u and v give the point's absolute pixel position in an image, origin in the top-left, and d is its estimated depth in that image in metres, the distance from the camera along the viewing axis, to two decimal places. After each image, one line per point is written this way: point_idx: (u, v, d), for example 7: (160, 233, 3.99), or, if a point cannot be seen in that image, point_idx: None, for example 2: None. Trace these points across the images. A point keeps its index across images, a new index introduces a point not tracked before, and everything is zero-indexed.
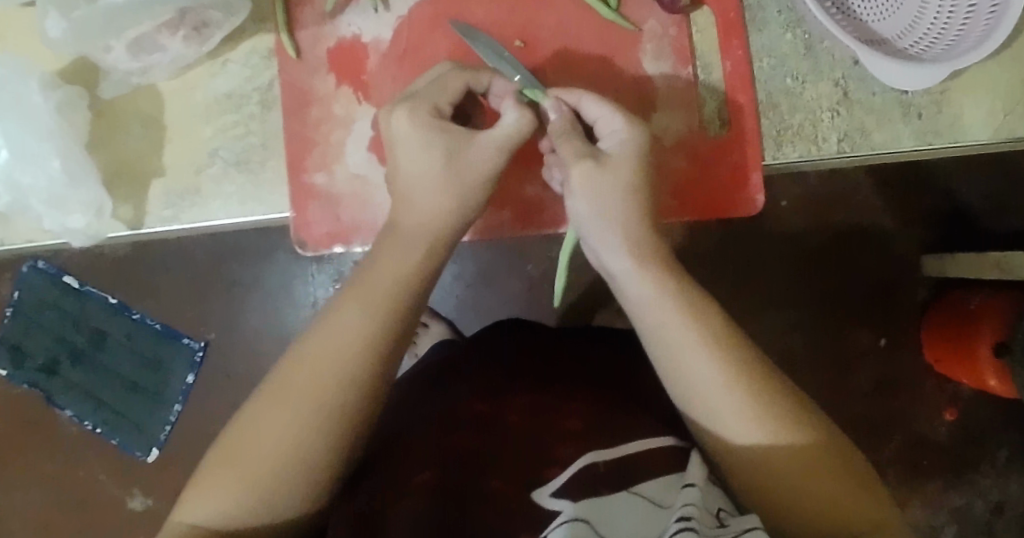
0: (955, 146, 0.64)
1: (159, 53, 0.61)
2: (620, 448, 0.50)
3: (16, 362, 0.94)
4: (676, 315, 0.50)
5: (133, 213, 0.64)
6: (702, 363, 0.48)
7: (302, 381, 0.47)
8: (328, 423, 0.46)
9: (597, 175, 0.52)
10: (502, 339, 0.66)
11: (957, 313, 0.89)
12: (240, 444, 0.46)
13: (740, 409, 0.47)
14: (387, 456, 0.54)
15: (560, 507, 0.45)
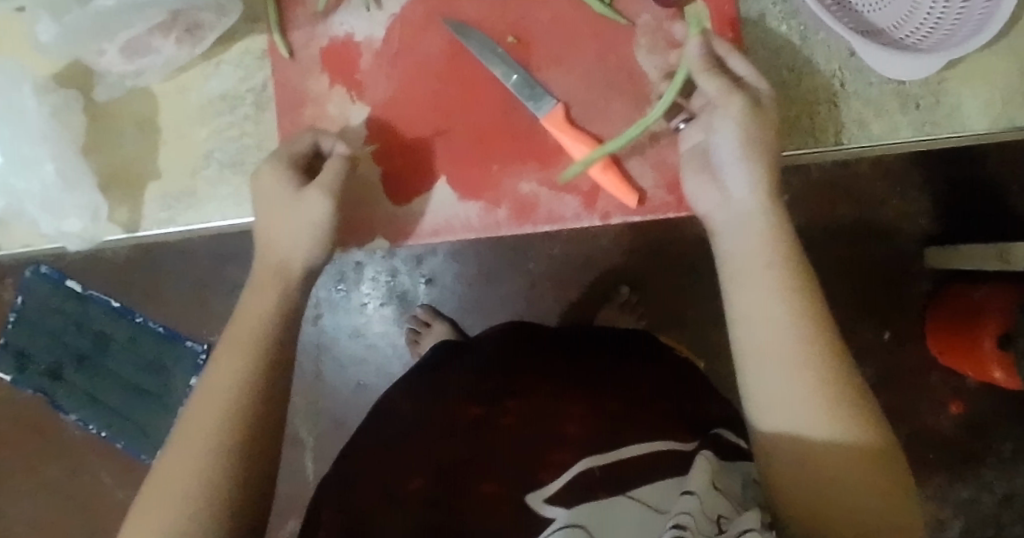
0: (954, 136, 0.64)
1: (152, 56, 0.61)
2: (616, 452, 0.50)
3: (20, 368, 0.95)
4: (771, 283, 0.51)
5: (130, 216, 0.64)
6: (786, 336, 0.49)
7: (196, 410, 0.51)
8: (223, 439, 0.49)
9: (740, 127, 0.54)
10: (503, 341, 0.66)
11: (961, 305, 0.89)
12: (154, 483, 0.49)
13: (802, 388, 0.48)
14: (388, 459, 0.55)
15: (554, 514, 0.45)
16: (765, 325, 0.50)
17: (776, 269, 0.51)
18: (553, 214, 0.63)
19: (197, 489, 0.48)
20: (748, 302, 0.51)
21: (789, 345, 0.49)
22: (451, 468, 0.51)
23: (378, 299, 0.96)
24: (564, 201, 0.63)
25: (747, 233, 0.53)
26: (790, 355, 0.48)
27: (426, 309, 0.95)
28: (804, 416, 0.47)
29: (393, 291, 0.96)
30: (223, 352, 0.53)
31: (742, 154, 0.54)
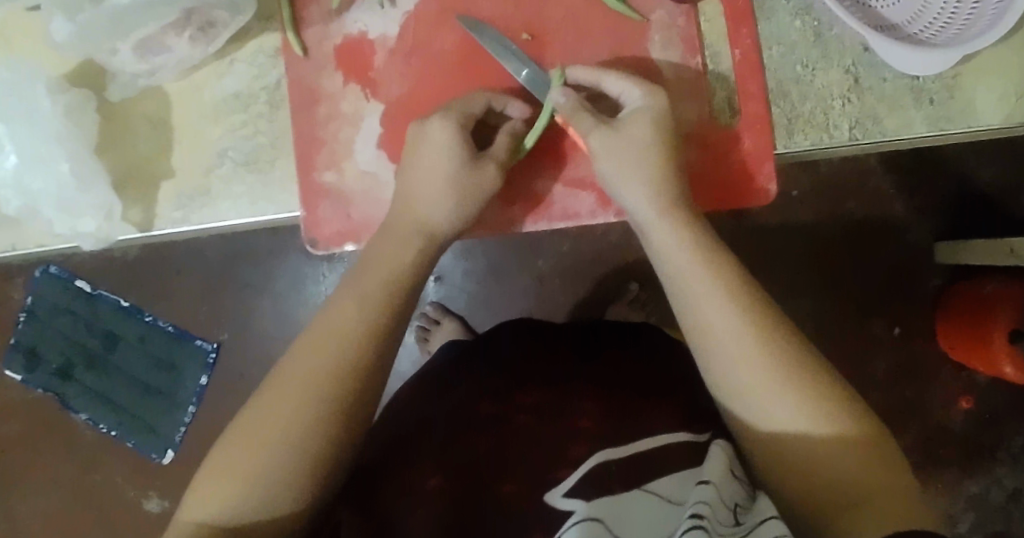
0: (968, 130, 0.64)
1: (166, 54, 0.61)
2: (631, 446, 0.49)
3: (31, 367, 0.95)
4: (711, 289, 0.51)
5: (143, 216, 0.64)
6: (735, 335, 0.49)
7: (284, 380, 0.47)
8: (319, 412, 0.46)
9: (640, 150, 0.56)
10: (508, 339, 0.66)
11: (971, 300, 0.89)
12: (239, 440, 0.46)
13: (769, 380, 0.47)
14: (396, 460, 0.54)
15: (572, 507, 0.45)
16: (719, 336, 0.49)
17: (708, 277, 0.51)
18: (568, 210, 0.63)
19: (284, 460, 0.45)
20: (697, 312, 0.51)
21: (739, 346, 0.48)
22: (463, 466, 0.50)
23: None
24: (578, 198, 0.63)
25: (677, 245, 0.54)
26: (744, 353, 0.48)
27: (435, 306, 0.94)
28: (776, 406, 0.47)
29: None
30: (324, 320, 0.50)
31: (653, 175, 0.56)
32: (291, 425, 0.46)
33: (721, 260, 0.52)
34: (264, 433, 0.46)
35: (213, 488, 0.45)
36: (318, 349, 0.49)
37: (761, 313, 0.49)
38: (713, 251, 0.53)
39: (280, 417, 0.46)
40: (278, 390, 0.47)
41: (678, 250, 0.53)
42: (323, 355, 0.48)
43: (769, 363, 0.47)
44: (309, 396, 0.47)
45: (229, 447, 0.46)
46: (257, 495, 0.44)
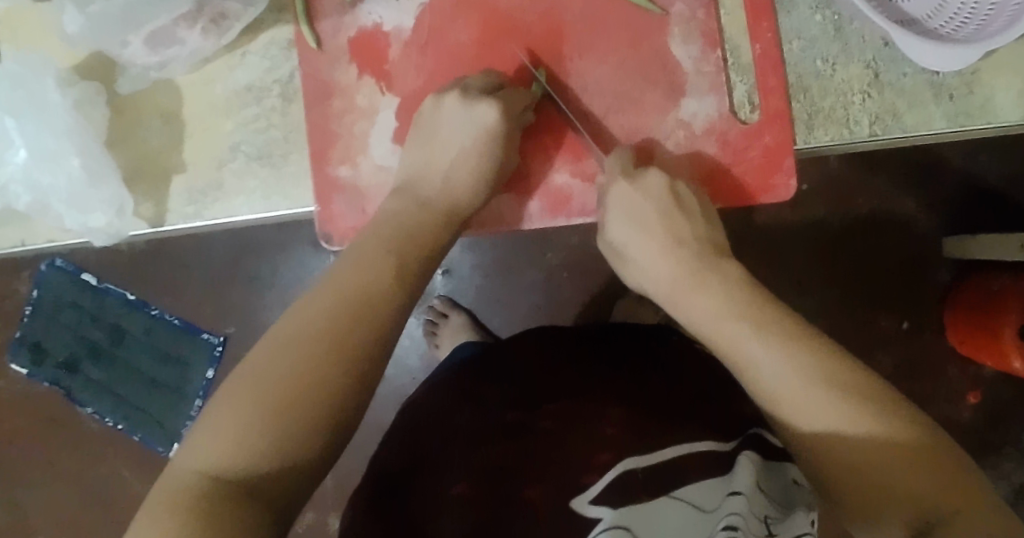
0: (987, 127, 0.64)
1: (177, 46, 0.60)
2: (658, 454, 0.49)
3: (37, 360, 0.95)
4: (743, 329, 0.48)
5: (155, 211, 0.64)
6: (776, 367, 0.46)
7: (301, 332, 0.45)
8: (334, 366, 0.44)
9: (648, 196, 0.57)
10: (530, 346, 0.65)
11: (981, 295, 0.88)
12: (248, 387, 0.42)
13: (815, 398, 0.44)
14: (424, 469, 0.53)
15: (599, 515, 0.45)
16: (760, 363, 0.47)
17: (742, 312, 0.49)
18: (587, 206, 0.62)
19: (301, 413, 0.42)
20: (728, 338, 0.49)
21: (781, 378, 0.46)
22: (492, 475, 0.49)
23: None
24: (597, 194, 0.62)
25: (692, 292, 0.52)
26: (790, 389, 0.45)
27: (443, 300, 0.95)
28: (828, 423, 0.44)
29: None
30: (337, 276, 0.49)
31: (670, 216, 0.56)
32: (315, 384, 0.43)
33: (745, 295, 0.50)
34: (284, 390, 0.42)
35: (225, 438, 0.40)
36: (340, 315, 0.46)
37: (797, 344, 0.46)
38: (738, 283, 0.52)
39: (305, 374, 0.43)
40: (298, 346, 0.44)
41: (706, 296, 0.51)
42: (345, 318, 0.46)
43: (818, 381, 0.44)
44: (335, 356, 0.44)
45: (245, 399, 0.41)
46: (270, 445, 0.40)
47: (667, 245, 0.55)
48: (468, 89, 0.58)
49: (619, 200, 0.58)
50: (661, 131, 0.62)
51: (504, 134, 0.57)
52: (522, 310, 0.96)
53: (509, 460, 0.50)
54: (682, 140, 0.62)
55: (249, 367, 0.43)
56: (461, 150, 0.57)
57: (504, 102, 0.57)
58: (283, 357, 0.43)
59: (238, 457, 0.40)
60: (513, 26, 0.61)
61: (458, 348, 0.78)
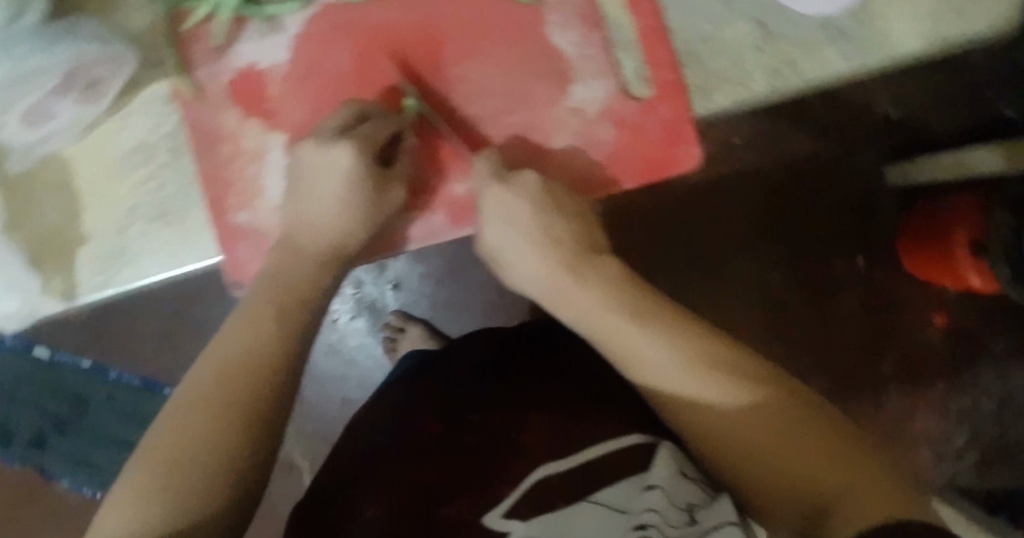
0: (887, 60, 0.63)
1: (54, 120, 0.59)
2: (584, 453, 0.48)
3: (3, 443, 0.96)
4: (627, 323, 0.49)
5: (66, 286, 0.63)
6: (664, 359, 0.47)
7: (201, 384, 0.46)
8: (231, 417, 0.45)
9: (530, 204, 0.56)
10: (452, 356, 0.63)
11: (931, 221, 0.87)
12: (151, 452, 0.44)
13: (708, 387, 0.46)
14: (352, 506, 0.51)
15: (511, 528, 0.45)
16: (647, 358, 0.48)
17: (622, 307, 0.50)
18: None
19: (203, 469, 0.43)
20: (616, 341, 0.49)
21: (671, 371, 0.47)
22: (416, 500, 0.48)
23: (349, 313, 0.95)
24: None
25: (575, 291, 0.52)
26: (671, 376, 0.47)
27: (398, 314, 0.94)
28: (727, 416, 0.45)
29: (362, 303, 0.95)
30: (235, 328, 0.49)
31: (546, 217, 0.56)
32: (213, 436, 0.44)
33: (625, 288, 0.52)
34: (181, 449, 0.43)
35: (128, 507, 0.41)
36: (236, 360, 0.47)
37: (687, 335, 0.48)
38: (621, 280, 0.53)
39: (199, 427, 0.44)
40: (192, 402, 0.45)
41: (592, 296, 0.52)
42: (237, 368, 0.47)
43: (711, 370, 0.46)
44: (229, 402, 0.45)
45: (145, 466, 0.43)
46: (171, 506, 0.41)
47: (546, 241, 0.55)
48: (322, 133, 0.56)
49: (492, 204, 0.56)
50: (554, 122, 0.61)
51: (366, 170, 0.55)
52: (477, 311, 0.96)
53: (428, 479, 0.49)
54: (579, 128, 0.61)
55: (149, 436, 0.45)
56: (326, 200, 0.55)
57: (363, 141, 0.55)
58: (180, 415, 0.45)
59: (139, 524, 0.41)
60: (389, 42, 0.60)
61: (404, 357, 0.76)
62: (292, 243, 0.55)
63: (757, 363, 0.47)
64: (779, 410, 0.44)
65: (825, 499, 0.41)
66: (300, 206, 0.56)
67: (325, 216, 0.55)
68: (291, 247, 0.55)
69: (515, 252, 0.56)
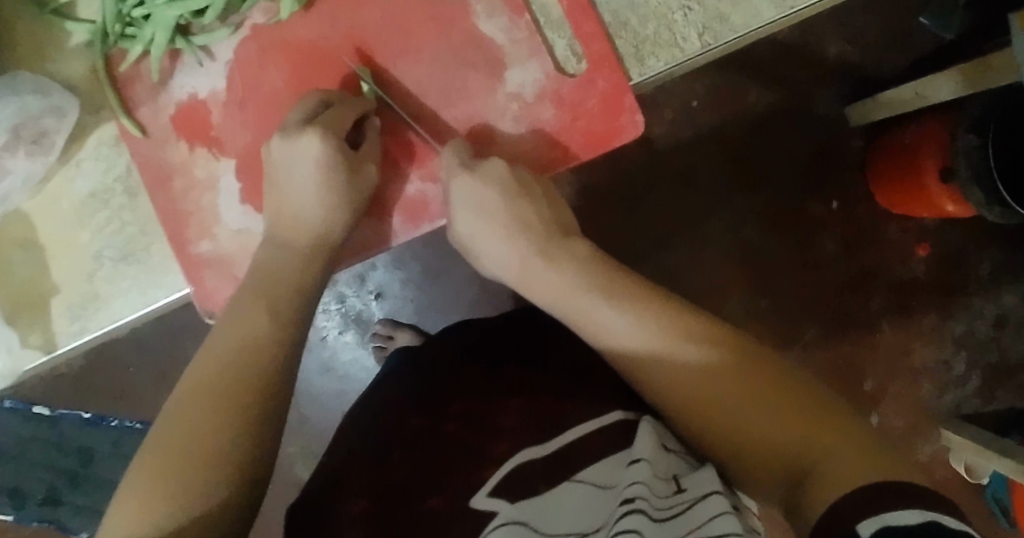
0: (816, 2, 0.64)
1: (9, 177, 0.60)
2: (555, 442, 0.47)
3: (20, 503, 0.99)
4: (594, 300, 0.52)
5: (44, 338, 0.64)
6: (628, 329, 0.50)
7: (198, 386, 0.47)
8: (230, 415, 0.46)
9: (495, 187, 0.57)
10: (431, 353, 0.64)
11: (897, 152, 0.88)
12: (153, 454, 0.44)
13: (673, 354, 0.47)
14: (329, 507, 0.50)
15: (496, 508, 0.42)
16: (613, 330, 0.50)
17: (587, 286, 0.53)
18: None
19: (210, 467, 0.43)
20: (585, 318, 0.52)
21: (640, 345, 0.49)
22: (388, 488, 0.47)
23: (337, 327, 0.96)
24: None
25: (546, 271, 0.55)
26: (636, 344, 0.49)
27: (384, 322, 0.94)
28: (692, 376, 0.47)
29: (349, 316, 0.96)
30: (224, 337, 0.50)
31: (514, 198, 0.57)
32: (215, 435, 0.45)
33: (590, 266, 0.54)
34: (184, 448, 0.44)
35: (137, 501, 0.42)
36: (232, 362, 0.48)
37: (655, 308, 0.50)
38: (587, 259, 0.55)
39: (203, 425, 0.45)
40: (193, 402, 0.46)
41: (563, 279, 0.54)
42: (237, 371, 0.48)
43: (677, 341, 0.48)
44: (230, 402, 0.46)
45: (151, 466, 0.43)
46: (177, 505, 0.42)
47: (512, 226, 0.57)
48: (287, 127, 0.57)
49: (462, 190, 0.58)
50: (495, 109, 0.61)
51: (347, 153, 0.56)
52: (462, 308, 0.97)
53: (414, 463, 0.48)
54: (520, 112, 0.62)
55: (151, 437, 0.45)
56: (306, 192, 0.56)
57: (327, 128, 0.55)
58: (180, 420, 0.45)
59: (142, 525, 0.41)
60: (322, 53, 0.61)
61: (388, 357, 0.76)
62: (272, 248, 0.57)
63: (720, 326, 0.48)
64: (743, 375, 0.45)
65: (790, 455, 0.43)
66: (280, 202, 0.57)
67: (306, 207, 0.56)
68: (259, 266, 0.56)
69: (484, 235, 0.58)
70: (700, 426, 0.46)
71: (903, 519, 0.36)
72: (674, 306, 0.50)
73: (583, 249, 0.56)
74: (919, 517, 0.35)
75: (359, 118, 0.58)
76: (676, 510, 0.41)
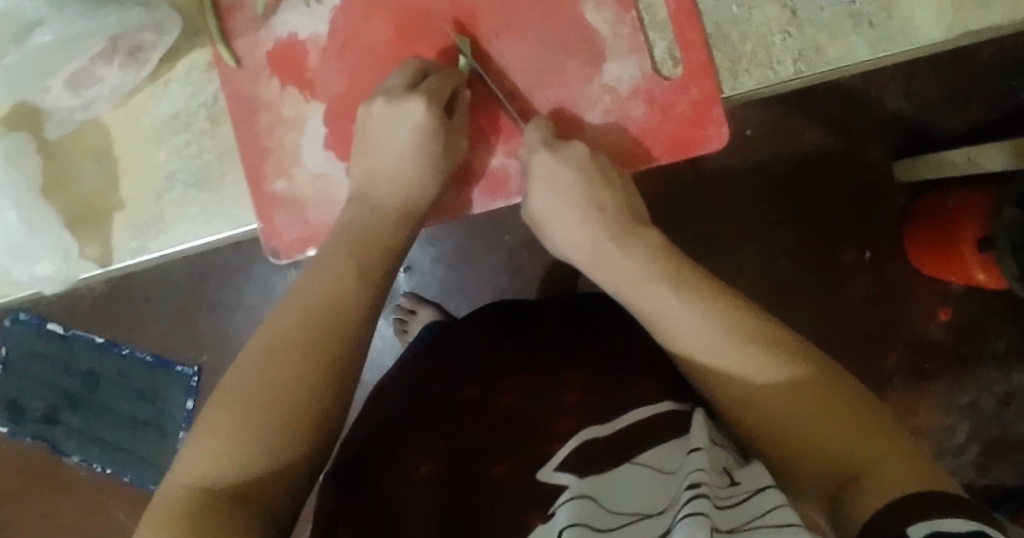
0: (912, 49, 0.65)
1: (99, 84, 0.61)
2: (616, 422, 0.48)
3: (17, 418, 0.97)
4: (664, 291, 0.51)
5: (101, 251, 0.64)
6: (696, 324, 0.48)
7: (279, 331, 0.47)
8: (309, 363, 0.45)
9: (576, 173, 0.58)
10: (480, 326, 0.66)
11: (936, 214, 0.88)
12: (235, 390, 0.44)
13: (741, 357, 0.46)
14: (385, 459, 0.52)
15: (564, 482, 0.44)
16: (680, 323, 0.49)
17: (658, 277, 0.52)
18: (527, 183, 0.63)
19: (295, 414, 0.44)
20: (651, 307, 0.51)
21: (701, 340, 0.48)
22: (453, 455, 0.49)
23: None
24: None
25: (615, 257, 0.55)
26: (703, 340, 0.48)
27: (409, 297, 0.94)
28: (759, 378, 0.45)
29: None
30: (304, 284, 0.50)
31: (593, 191, 0.58)
32: (295, 381, 0.45)
33: (661, 258, 0.53)
34: (263, 391, 0.44)
35: (217, 441, 0.42)
36: (312, 310, 0.48)
37: (721, 306, 0.49)
38: (659, 251, 0.54)
39: (283, 372, 0.45)
40: (273, 347, 0.46)
41: (629, 267, 0.53)
42: (315, 322, 0.47)
43: (740, 340, 0.47)
44: (310, 351, 0.46)
45: (230, 407, 0.43)
46: (259, 449, 0.42)
47: (588, 210, 0.57)
48: (390, 92, 0.58)
49: (544, 170, 0.58)
50: (587, 98, 0.62)
51: (442, 122, 0.57)
52: (489, 294, 0.96)
53: (477, 437, 0.50)
54: (610, 105, 0.62)
55: (229, 376, 0.45)
56: (399, 154, 0.57)
57: (431, 98, 0.57)
58: (261, 361, 0.45)
59: (226, 466, 0.42)
60: (427, 15, 0.61)
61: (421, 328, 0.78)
62: (355, 203, 0.57)
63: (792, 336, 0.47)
64: (808, 383, 0.44)
65: (853, 473, 0.42)
66: (370, 159, 0.58)
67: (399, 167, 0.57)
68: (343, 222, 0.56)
69: (559, 220, 0.58)
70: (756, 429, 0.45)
71: (954, 525, 0.36)
72: (740, 306, 0.49)
73: (660, 245, 0.55)
74: (969, 526, 0.36)
75: (452, 93, 0.59)
76: (735, 498, 0.41)
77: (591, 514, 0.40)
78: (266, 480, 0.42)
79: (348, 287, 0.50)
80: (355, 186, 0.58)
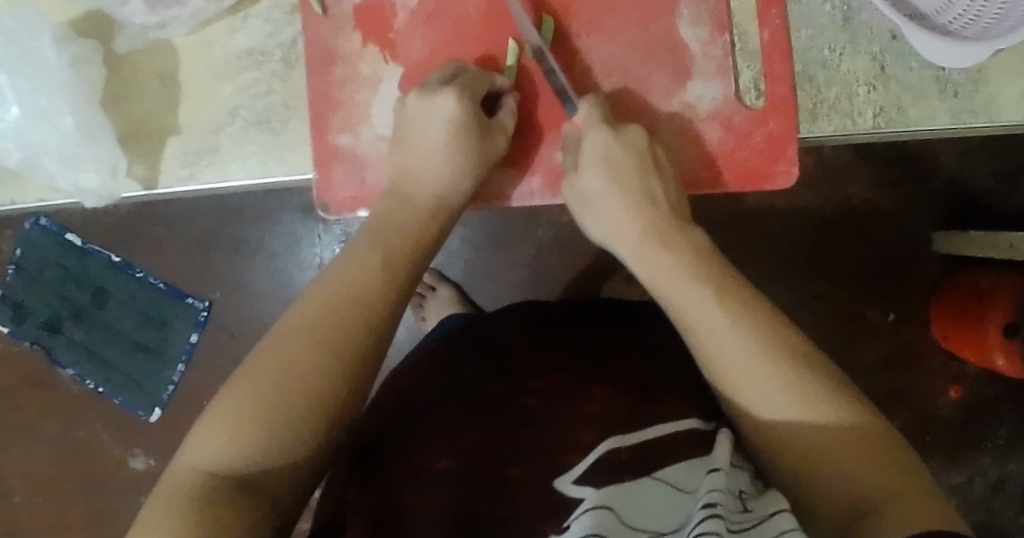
0: (989, 126, 0.64)
1: (178, 7, 0.60)
2: (638, 434, 0.51)
3: (18, 320, 0.95)
4: (703, 296, 0.50)
5: (146, 173, 0.63)
6: (725, 334, 0.48)
7: (311, 307, 0.47)
8: (335, 349, 0.45)
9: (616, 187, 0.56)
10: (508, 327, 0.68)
11: (967, 293, 0.87)
12: (260, 364, 0.44)
13: (760, 380, 0.46)
14: (411, 446, 0.55)
15: (582, 495, 0.46)
16: (710, 328, 0.48)
17: (692, 281, 0.51)
18: None
19: (331, 381, 0.45)
20: (680, 302, 0.50)
21: (761, 394, 0.46)
22: (473, 452, 0.52)
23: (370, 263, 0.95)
24: None
25: (654, 262, 0.53)
26: (725, 339, 0.47)
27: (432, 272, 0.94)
28: (771, 399, 0.45)
29: None
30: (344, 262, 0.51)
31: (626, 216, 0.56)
32: (318, 365, 0.45)
33: (699, 261, 0.52)
34: (289, 373, 0.44)
35: (229, 427, 0.42)
36: (339, 303, 0.48)
37: (775, 344, 0.47)
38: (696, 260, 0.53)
39: (311, 365, 0.44)
40: (296, 332, 0.46)
41: (708, 313, 0.49)
42: (354, 305, 0.48)
43: (778, 368, 0.46)
44: (329, 348, 0.45)
45: (242, 390, 0.43)
46: (283, 440, 0.43)
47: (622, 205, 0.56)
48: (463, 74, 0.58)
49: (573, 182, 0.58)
50: (665, 111, 0.61)
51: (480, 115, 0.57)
52: (511, 286, 0.95)
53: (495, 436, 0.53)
54: (686, 124, 0.62)
55: (249, 362, 0.45)
56: (431, 144, 0.56)
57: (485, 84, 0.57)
58: (285, 340, 0.45)
59: (242, 450, 0.42)
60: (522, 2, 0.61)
61: (449, 321, 0.82)
62: (418, 172, 0.57)
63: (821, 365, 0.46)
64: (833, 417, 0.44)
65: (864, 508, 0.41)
66: (413, 137, 0.57)
67: (434, 151, 0.56)
68: (400, 190, 0.56)
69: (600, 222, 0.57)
70: (809, 480, 0.44)
71: None
72: (806, 362, 0.46)
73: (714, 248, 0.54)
74: None
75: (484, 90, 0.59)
76: (750, 523, 0.42)
77: (611, 526, 0.42)
78: (287, 469, 0.43)
79: (397, 265, 0.51)
80: (405, 160, 0.57)
